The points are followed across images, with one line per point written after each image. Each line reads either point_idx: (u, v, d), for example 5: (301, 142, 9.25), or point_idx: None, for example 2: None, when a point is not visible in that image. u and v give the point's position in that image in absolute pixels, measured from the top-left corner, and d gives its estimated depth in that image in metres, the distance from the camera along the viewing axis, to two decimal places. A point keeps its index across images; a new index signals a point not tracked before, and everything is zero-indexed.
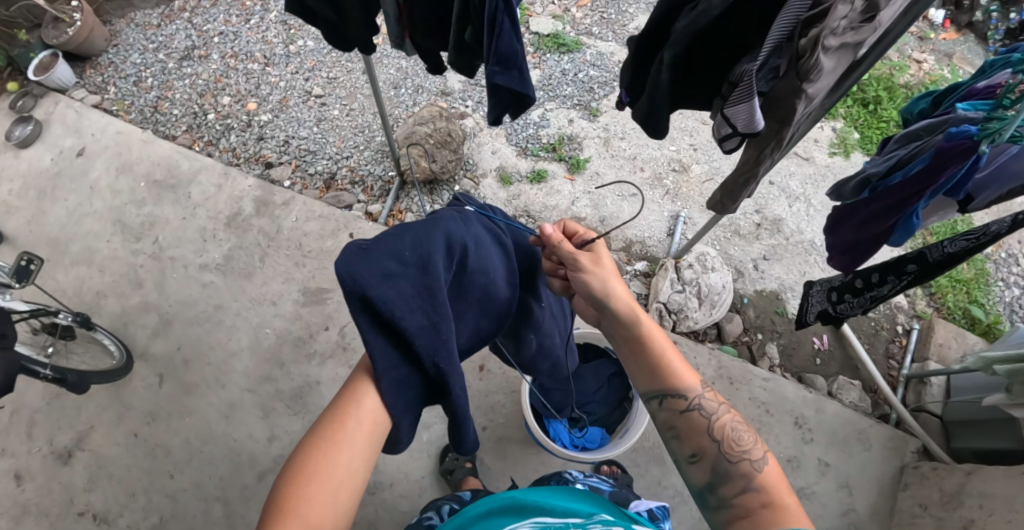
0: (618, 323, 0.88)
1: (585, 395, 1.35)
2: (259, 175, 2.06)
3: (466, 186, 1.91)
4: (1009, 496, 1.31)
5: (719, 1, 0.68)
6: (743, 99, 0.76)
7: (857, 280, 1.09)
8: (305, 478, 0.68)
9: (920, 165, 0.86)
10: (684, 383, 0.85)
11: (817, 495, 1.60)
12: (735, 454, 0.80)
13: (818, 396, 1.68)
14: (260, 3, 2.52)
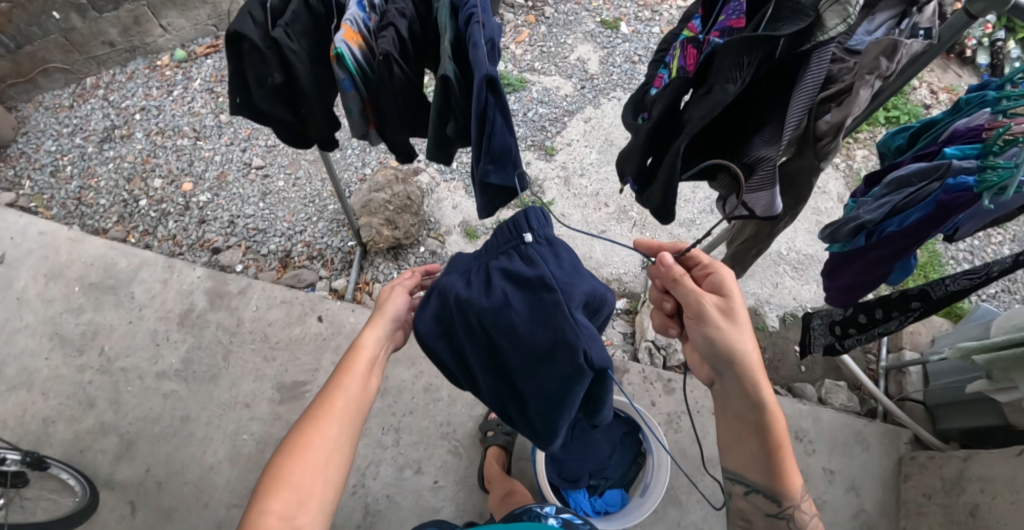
0: (746, 399, 0.92)
1: (601, 461, 1.34)
2: (207, 263, 1.92)
3: (432, 247, 1.86)
4: (1008, 477, 1.38)
5: (733, 88, 0.72)
6: (765, 186, 0.81)
7: (860, 315, 1.10)
8: (299, 450, 0.84)
9: (920, 213, 0.89)
10: (791, 483, 0.91)
11: (827, 504, 1.63)
12: None
13: (813, 407, 1.72)
14: (180, 72, 2.35)
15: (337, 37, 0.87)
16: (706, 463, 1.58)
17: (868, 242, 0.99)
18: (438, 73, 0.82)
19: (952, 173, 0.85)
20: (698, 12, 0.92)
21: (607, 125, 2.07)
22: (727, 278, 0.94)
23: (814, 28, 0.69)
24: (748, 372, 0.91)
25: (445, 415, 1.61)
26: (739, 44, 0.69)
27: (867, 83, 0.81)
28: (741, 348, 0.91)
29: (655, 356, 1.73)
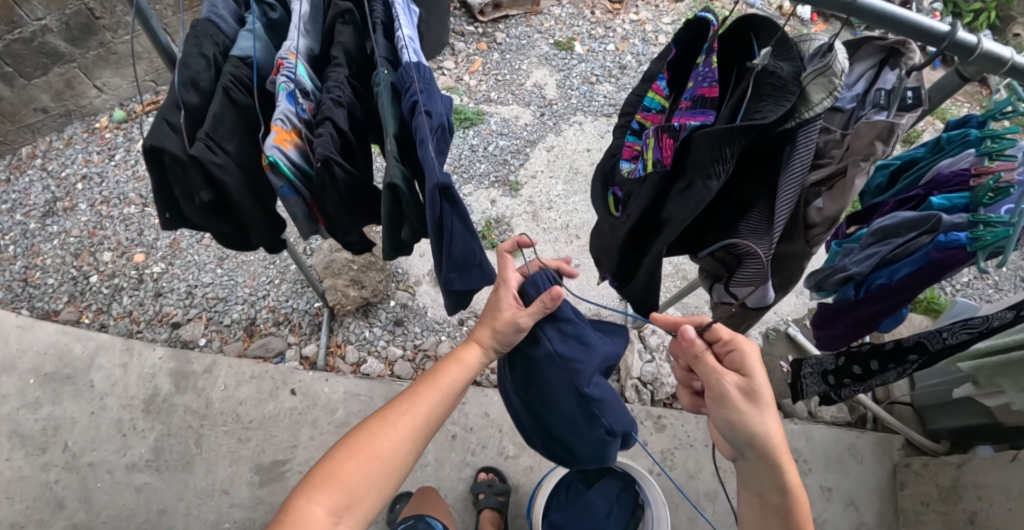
0: (772, 484, 0.79)
1: (600, 522, 1.30)
2: (168, 340, 1.81)
3: (402, 298, 1.90)
4: (1004, 484, 1.35)
5: (716, 184, 0.64)
6: (755, 281, 0.75)
7: (854, 366, 1.10)
8: (362, 451, 0.80)
9: (909, 267, 0.86)
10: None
11: (828, 523, 1.61)
12: None
13: (804, 426, 1.73)
14: (122, 133, 2.21)
15: (268, 143, 0.78)
16: (705, 498, 1.55)
17: (858, 295, 0.96)
18: (383, 182, 0.74)
19: (943, 230, 0.81)
20: (664, 75, 0.84)
21: (570, 152, 2.09)
22: (752, 352, 0.81)
23: (798, 103, 0.63)
24: (771, 455, 0.77)
25: (434, 480, 1.57)
26: (721, 135, 0.61)
27: (861, 171, 0.73)
28: (765, 430, 0.78)
29: (643, 392, 1.72)
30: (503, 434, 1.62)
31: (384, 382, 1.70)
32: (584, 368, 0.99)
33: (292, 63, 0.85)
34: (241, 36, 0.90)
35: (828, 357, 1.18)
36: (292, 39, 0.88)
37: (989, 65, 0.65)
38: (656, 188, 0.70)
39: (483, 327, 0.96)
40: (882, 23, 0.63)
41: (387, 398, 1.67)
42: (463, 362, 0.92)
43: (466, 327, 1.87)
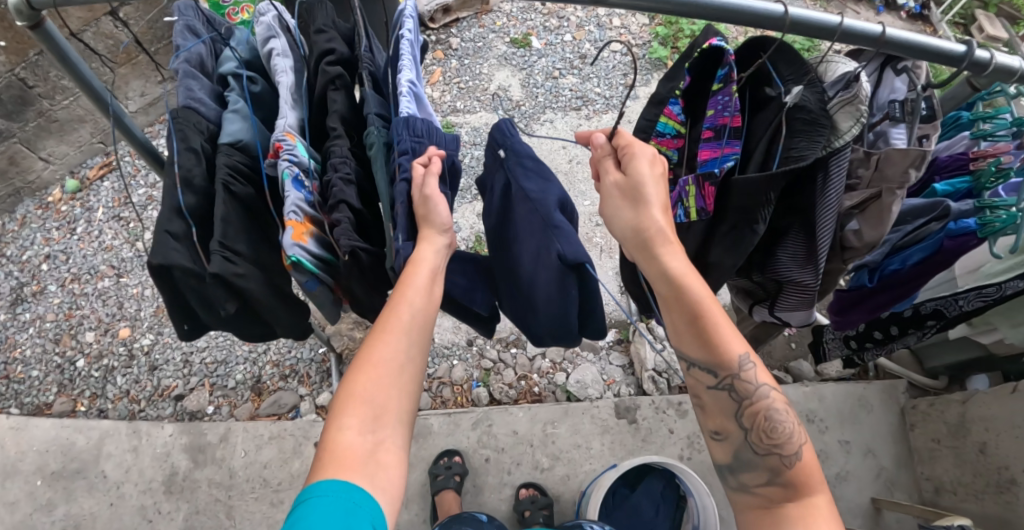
0: (665, 284, 0.81)
1: (649, 522, 1.38)
2: (175, 413, 1.75)
3: None
4: (1008, 415, 1.42)
5: (762, 230, 0.74)
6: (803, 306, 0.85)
7: (875, 332, 1.20)
8: (370, 366, 0.79)
9: (921, 253, 0.96)
10: (722, 355, 0.82)
11: (851, 474, 1.70)
12: (764, 447, 0.81)
13: (815, 386, 1.80)
14: (78, 203, 2.07)
15: (287, 242, 0.75)
16: None
17: (874, 283, 1.06)
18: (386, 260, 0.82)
19: (954, 218, 0.91)
20: (678, 101, 0.87)
21: (547, 153, 2.09)
22: (640, 154, 0.80)
23: (830, 133, 0.71)
24: (652, 249, 0.81)
25: (475, 506, 1.59)
26: (765, 180, 0.70)
27: (897, 197, 0.75)
28: (654, 224, 0.81)
29: (660, 382, 1.77)
30: (534, 448, 1.65)
31: None
32: (550, 199, 0.94)
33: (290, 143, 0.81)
34: (226, 117, 0.85)
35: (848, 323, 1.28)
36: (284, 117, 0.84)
37: (1002, 75, 0.73)
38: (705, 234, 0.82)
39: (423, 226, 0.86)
40: (900, 50, 0.69)
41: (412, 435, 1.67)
42: (419, 261, 0.83)
43: (475, 347, 1.87)
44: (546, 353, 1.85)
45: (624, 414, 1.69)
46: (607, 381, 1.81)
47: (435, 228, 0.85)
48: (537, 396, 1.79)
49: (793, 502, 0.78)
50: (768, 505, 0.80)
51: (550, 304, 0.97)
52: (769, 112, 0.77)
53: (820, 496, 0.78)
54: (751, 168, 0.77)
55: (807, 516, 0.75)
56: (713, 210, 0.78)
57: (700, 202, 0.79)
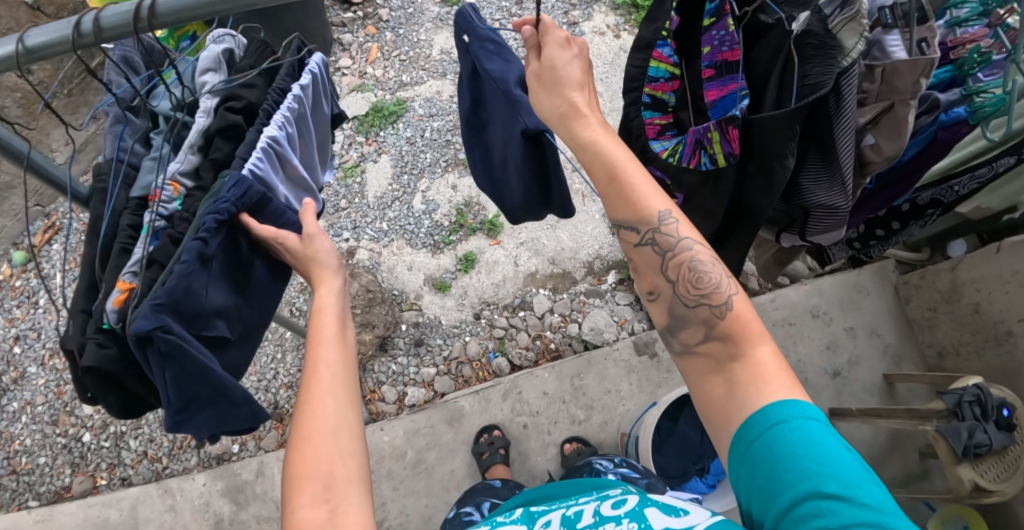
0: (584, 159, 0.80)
1: (697, 448, 1.46)
2: (204, 461, 1.73)
3: (413, 317, 1.85)
4: (996, 274, 1.54)
5: (793, 162, 0.79)
6: (837, 227, 0.91)
7: (877, 230, 1.29)
8: (304, 442, 0.74)
9: (914, 149, 0.99)
10: (642, 216, 0.79)
11: (861, 357, 1.86)
12: (692, 298, 0.77)
13: (813, 283, 1.91)
14: (32, 273, 1.93)
15: (106, 307, 0.84)
16: None
17: (874, 185, 1.09)
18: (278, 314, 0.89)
19: (943, 109, 0.92)
20: (667, 43, 0.84)
21: None
22: (552, 40, 0.80)
23: (838, 54, 0.73)
24: (570, 125, 0.80)
25: (527, 472, 1.63)
26: (788, 117, 0.74)
27: (911, 106, 0.79)
28: (573, 102, 0.80)
29: None
30: (568, 403, 1.67)
31: (436, 406, 1.71)
32: (513, 75, 0.88)
33: (170, 192, 0.91)
34: (147, 166, 0.94)
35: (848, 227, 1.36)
36: (177, 161, 0.93)
37: None
38: (739, 177, 0.84)
39: (323, 268, 0.96)
40: None
41: (447, 421, 1.69)
42: (323, 311, 0.91)
43: (484, 320, 1.85)
44: (555, 309, 1.84)
45: (644, 350, 1.72)
46: (619, 321, 1.82)
47: (329, 282, 0.96)
48: (556, 353, 1.79)
49: (737, 360, 0.70)
50: (716, 363, 0.73)
51: (519, 174, 0.97)
52: (770, 41, 0.79)
53: (763, 349, 0.71)
54: (767, 107, 0.80)
55: (757, 379, 0.67)
56: (740, 152, 0.80)
57: (726, 147, 0.81)
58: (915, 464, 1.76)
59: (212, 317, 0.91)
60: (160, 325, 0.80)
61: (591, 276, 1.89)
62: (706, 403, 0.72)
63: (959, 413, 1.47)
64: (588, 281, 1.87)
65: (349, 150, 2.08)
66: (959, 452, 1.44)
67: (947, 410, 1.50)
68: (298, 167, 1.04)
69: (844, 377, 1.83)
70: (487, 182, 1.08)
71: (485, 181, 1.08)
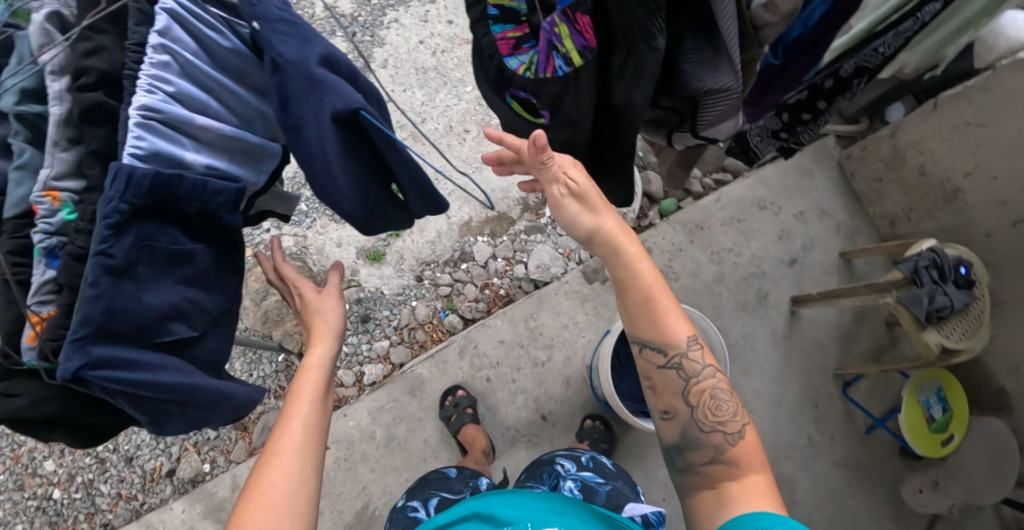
0: (616, 272, 0.88)
1: None
2: (177, 487, 1.82)
3: (353, 294, 1.78)
4: (937, 132, 1.65)
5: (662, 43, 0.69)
6: (730, 114, 0.83)
7: (804, 115, 1.30)
8: (260, 492, 0.77)
9: (823, 7, 0.91)
10: (671, 341, 0.87)
11: (814, 240, 1.85)
12: (709, 423, 0.85)
13: (757, 174, 1.85)
14: None
15: (24, 345, 0.74)
16: (711, 288, 1.73)
17: (779, 58, 1.02)
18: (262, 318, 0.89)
19: None
20: None
21: (407, 54, 1.92)
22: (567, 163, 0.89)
23: None
24: (610, 247, 0.87)
25: (499, 427, 1.59)
26: None
27: None
28: (610, 227, 0.88)
29: None
30: (527, 347, 1.62)
31: (395, 380, 1.65)
32: (308, 53, 0.78)
33: (50, 204, 0.74)
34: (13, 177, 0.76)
35: (772, 119, 1.37)
36: (45, 164, 0.74)
37: None
38: (601, 76, 0.75)
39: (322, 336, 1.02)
40: None
41: (410, 391, 1.63)
42: (311, 369, 0.95)
43: (427, 281, 1.77)
44: (497, 254, 1.76)
45: (593, 277, 1.66)
46: (565, 253, 1.74)
47: (323, 340, 1.02)
48: (507, 298, 1.73)
49: (740, 480, 0.80)
50: (716, 483, 0.81)
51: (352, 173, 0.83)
52: None
53: (760, 477, 0.80)
54: None
55: (749, 494, 0.77)
56: (597, 42, 0.71)
57: (579, 40, 0.72)
58: (883, 335, 1.79)
59: (161, 321, 0.81)
60: (89, 364, 0.71)
61: (529, 213, 1.80)
62: (699, 517, 0.81)
63: (917, 280, 1.47)
64: (526, 218, 1.77)
65: None
66: (922, 318, 1.45)
67: (904, 279, 1.51)
68: (213, 127, 0.85)
69: (801, 262, 1.81)
70: (326, 193, 0.85)
71: (325, 194, 0.86)
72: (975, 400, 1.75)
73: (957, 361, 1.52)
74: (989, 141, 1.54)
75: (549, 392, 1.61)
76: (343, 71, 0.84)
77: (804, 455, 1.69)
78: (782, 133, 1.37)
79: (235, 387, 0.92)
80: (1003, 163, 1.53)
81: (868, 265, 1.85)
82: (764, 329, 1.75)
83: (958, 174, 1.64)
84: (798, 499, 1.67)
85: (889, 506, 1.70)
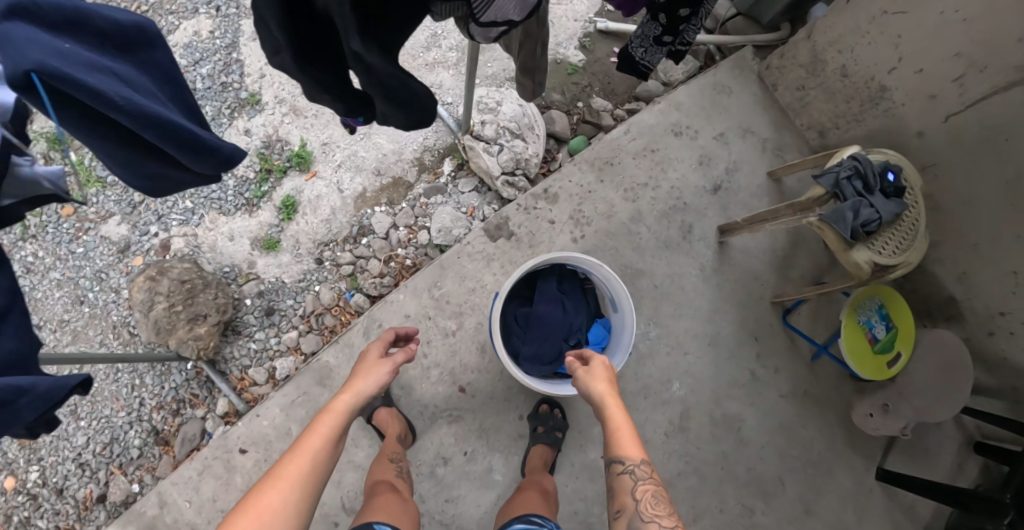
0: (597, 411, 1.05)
1: (568, 323, 1.28)
2: (112, 511, 1.72)
3: (252, 287, 1.66)
4: (853, 24, 1.50)
5: None
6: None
7: (681, 11, 1.17)
8: (268, 487, 0.85)
9: None
10: (625, 457, 0.96)
11: (739, 161, 1.71)
12: (647, 514, 0.90)
13: (669, 97, 1.71)
14: None
15: None
16: (630, 227, 1.61)
17: None
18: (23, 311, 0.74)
19: None
20: None
21: None
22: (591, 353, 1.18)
23: None
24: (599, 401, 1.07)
25: (417, 406, 1.49)
26: None
27: None
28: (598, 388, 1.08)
29: (518, 182, 1.61)
30: (434, 318, 1.50)
31: (302, 372, 1.54)
32: None
33: None
34: None
35: (650, 23, 1.24)
36: None
37: None
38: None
39: (356, 381, 1.09)
40: None
41: (319, 382, 1.53)
42: (337, 407, 1.02)
43: (327, 262, 1.66)
44: (397, 223, 1.65)
45: (497, 234, 1.54)
46: (468, 212, 1.63)
47: (355, 390, 1.07)
48: (414, 267, 1.62)
49: None
50: None
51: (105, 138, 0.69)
52: None
53: None
54: None
55: None
56: None
57: None
58: (822, 255, 1.67)
59: None
60: None
61: (427, 175, 1.68)
62: None
63: (839, 194, 1.27)
64: (423, 181, 1.66)
65: None
66: (848, 236, 1.25)
67: (827, 195, 1.31)
68: None
69: (726, 188, 1.68)
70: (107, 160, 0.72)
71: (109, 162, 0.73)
72: (925, 310, 1.64)
73: (896, 277, 1.32)
74: (910, 28, 1.39)
75: (465, 361, 1.50)
76: (50, 18, 0.65)
77: (747, 392, 1.60)
78: (665, 37, 1.24)
79: (35, 378, 0.77)
80: (927, 52, 1.38)
81: (799, 182, 1.72)
82: (692, 264, 1.62)
83: (882, 71, 1.49)
84: (746, 437, 1.58)
85: (841, 433, 1.62)
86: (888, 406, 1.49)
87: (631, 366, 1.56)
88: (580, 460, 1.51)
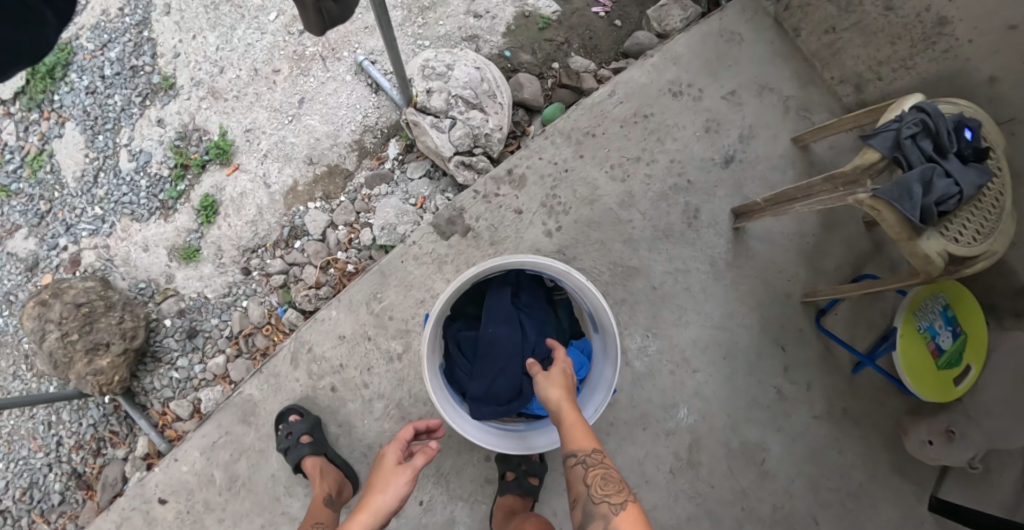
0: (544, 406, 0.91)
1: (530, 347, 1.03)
2: None
3: (171, 305, 1.39)
4: None
5: None
6: None
7: None
8: None
9: None
10: (574, 448, 0.82)
11: (755, 126, 1.37)
12: (599, 496, 0.77)
13: (665, 50, 1.37)
14: None
15: None
16: (618, 215, 1.29)
17: None
18: None
19: None
20: None
21: None
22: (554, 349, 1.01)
23: None
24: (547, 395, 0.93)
25: (358, 446, 1.21)
26: None
27: None
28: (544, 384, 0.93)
29: (476, 162, 1.31)
30: (375, 338, 1.22)
31: (223, 407, 1.26)
32: None
33: None
34: None
35: None
36: None
37: None
38: None
39: (374, 493, 0.81)
40: None
41: (242, 419, 1.25)
42: None
43: (256, 272, 1.39)
44: (335, 222, 1.37)
45: (449, 230, 1.24)
46: (418, 203, 1.36)
47: (372, 510, 0.79)
48: (357, 273, 1.34)
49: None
50: None
51: None
52: None
53: None
54: None
55: None
56: None
57: None
58: (863, 239, 1.33)
59: None
60: None
61: (370, 160, 1.41)
62: None
63: (902, 160, 0.93)
64: (364, 168, 1.39)
65: (28, 136, 1.51)
66: (916, 218, 0.90)
67: (885, 163, 0.96)
68: None
69: (740, 160, 1.34)
70: None
71: None
72: (989, 304, 1.29)
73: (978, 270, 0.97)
74: None
75: (414, 390, 1.22)
76: None
77: (773, 414, 1.27)
78: None
79: None
80: None
81: (832, 148, 1.38)
82: (699, 258, 1.30)
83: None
84: (773, 470, 1.26)
85: (891, 461, 1.29)
86: (954, 433, 1.17)
87: (624, 388, 1.25)
88: (563, 507, 1.21)
